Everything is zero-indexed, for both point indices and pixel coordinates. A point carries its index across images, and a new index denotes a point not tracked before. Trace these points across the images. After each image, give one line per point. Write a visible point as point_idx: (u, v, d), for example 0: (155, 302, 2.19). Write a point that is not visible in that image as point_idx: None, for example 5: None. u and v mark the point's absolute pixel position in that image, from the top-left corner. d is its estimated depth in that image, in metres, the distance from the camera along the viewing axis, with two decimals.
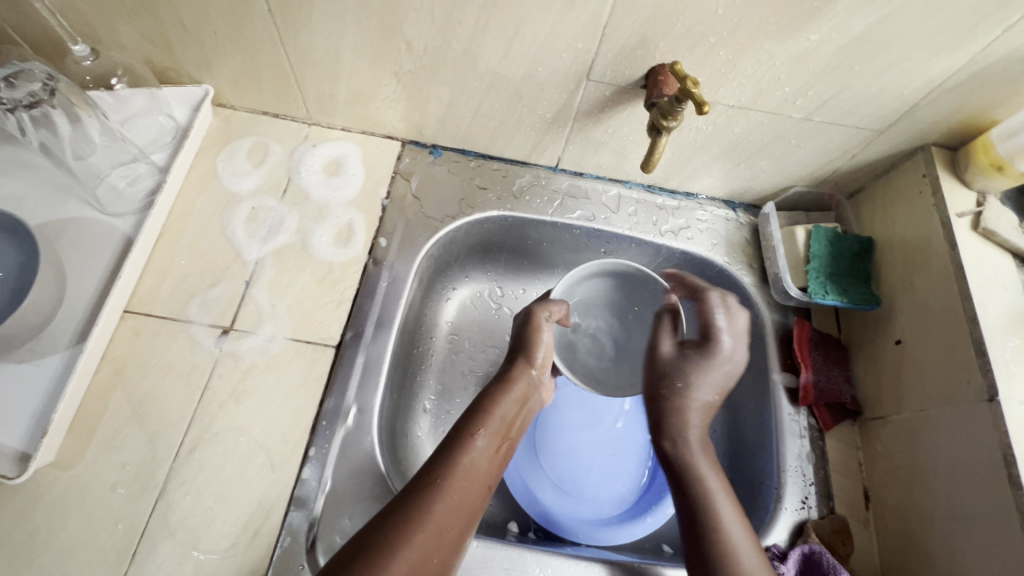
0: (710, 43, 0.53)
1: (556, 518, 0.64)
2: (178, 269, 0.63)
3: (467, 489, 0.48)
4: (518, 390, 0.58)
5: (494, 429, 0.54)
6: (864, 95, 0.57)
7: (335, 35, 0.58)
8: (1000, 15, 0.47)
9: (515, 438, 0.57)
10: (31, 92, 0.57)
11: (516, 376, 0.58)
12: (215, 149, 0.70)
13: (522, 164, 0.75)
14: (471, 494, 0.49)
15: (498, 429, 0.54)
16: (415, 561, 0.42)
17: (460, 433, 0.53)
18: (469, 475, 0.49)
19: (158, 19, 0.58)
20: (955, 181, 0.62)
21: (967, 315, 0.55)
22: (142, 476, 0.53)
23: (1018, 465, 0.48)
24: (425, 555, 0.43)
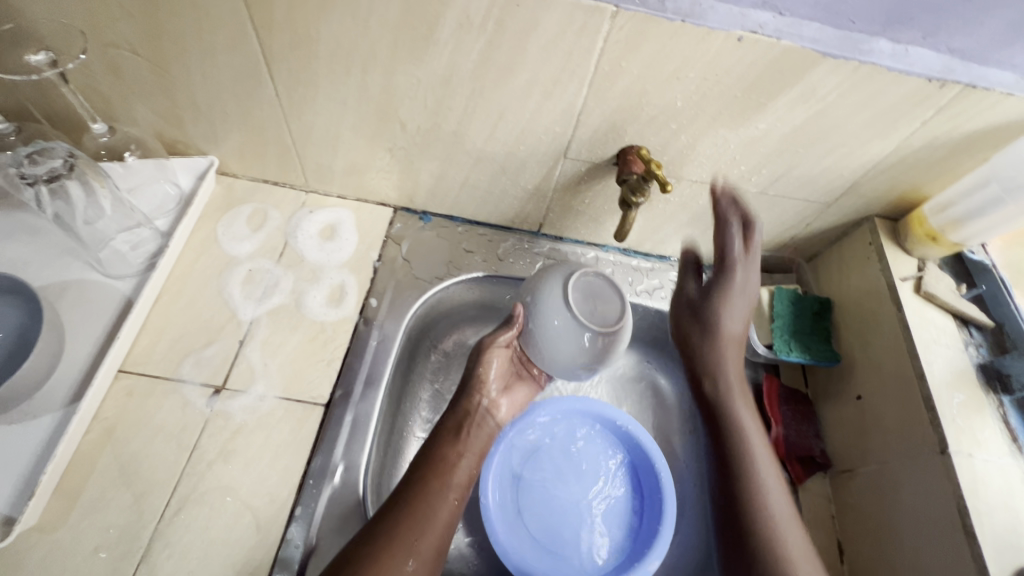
0: (671, 129, 0.60)
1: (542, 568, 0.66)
2: (174, 329, 0.65)
3: (441, 506, 0.59)
4: (471, 417, 0.67)
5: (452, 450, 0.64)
6: (810, 173, 0.63)
7: (335, 116, 0.64)
8: (916, 112, 0.54)
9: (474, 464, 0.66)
10: (52, 168, 0.60)
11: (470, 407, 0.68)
12: (216, 214, 0.74)
13: (507, 229, 0.81)
14: (436, 523, 0.58)
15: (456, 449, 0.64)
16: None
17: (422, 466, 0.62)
18: (432, 513, 0.58)
19: (172, 99, 0.64)
20: (898, 249, 0.69)
21: (916, 371, 0.60)
22: (125, 539, 0.53)
23: (971, 516, 0.51)
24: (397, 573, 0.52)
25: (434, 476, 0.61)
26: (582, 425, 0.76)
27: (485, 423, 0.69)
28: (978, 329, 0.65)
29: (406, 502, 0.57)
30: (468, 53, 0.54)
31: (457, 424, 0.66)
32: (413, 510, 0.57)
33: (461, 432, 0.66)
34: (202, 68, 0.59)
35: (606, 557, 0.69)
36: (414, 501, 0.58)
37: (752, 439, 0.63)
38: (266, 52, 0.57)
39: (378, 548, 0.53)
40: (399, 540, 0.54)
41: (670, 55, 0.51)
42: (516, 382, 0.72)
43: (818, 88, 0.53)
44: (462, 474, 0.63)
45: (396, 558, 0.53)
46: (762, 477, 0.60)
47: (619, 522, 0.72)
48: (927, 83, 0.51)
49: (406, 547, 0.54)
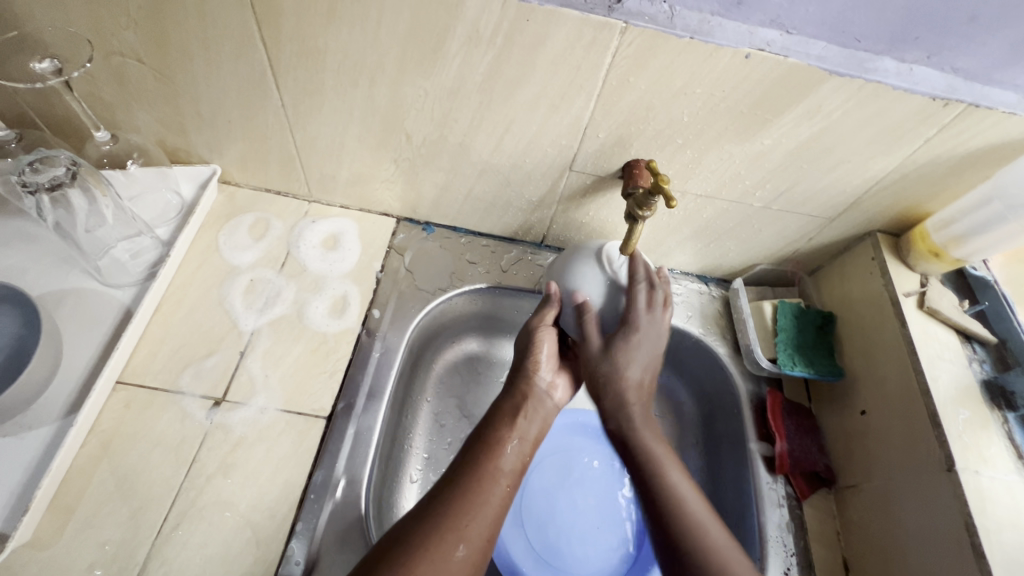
0: (677, 144, 0.60)
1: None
2: (172, 340, 0.64)
3: (494, 489, 0.52)
4: (529, 400, 0.61)
5: (511, 429, 0.57)
6: (814, 189, 0.64)
7: (341, 127, 0.64)
8: (919, 130, 0.55)
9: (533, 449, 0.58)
10: (53, 176, 0.59)
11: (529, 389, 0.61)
12: (217, 223, 0.74)
13: (510, 240, 0.80)
14: (491, 509, 0.50)
15: (513, 427, 0.57)
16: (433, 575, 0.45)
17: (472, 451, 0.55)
18: (485, 498, 0.51)
19: (176, 107, 0.63)
20: (900, 264, 0.69)
21: (921, 387, 0.60)
22: (120, 555, 0.52)
23: (980, 534, 0.51)
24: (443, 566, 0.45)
25: (487, 456, 0.54)
26: (585, 434, 0.77)
27: (546, 404, 0.62)
28: (981, 344, 0.65)
29: (455, 487, 0.51)
30: (477, 66, 0.54)
31: (512, 404, 0.60)
32: (463, 494, 0.50)
33: (518, 416, 0.59)
34: (209, 77, 0.59)
35: (610, 566, 0.69)
36: (463, 484, 0.51)
37: (682, 488, 0.54)
38: (273, 62, 0.57)
39: (424, 534, 0.47)
40: (450, 526, 0.48)
41: (677, 71, 0.52)
42: (567, 364, 0.67)
43: (823, 105, 0.53)
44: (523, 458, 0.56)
45: (445, 544, 0.46)
46: (693, 515, 0.52)
47: (622, 531, 0.71)
48: (932, 102, 0.51)
49: (457, 530, 0.48)
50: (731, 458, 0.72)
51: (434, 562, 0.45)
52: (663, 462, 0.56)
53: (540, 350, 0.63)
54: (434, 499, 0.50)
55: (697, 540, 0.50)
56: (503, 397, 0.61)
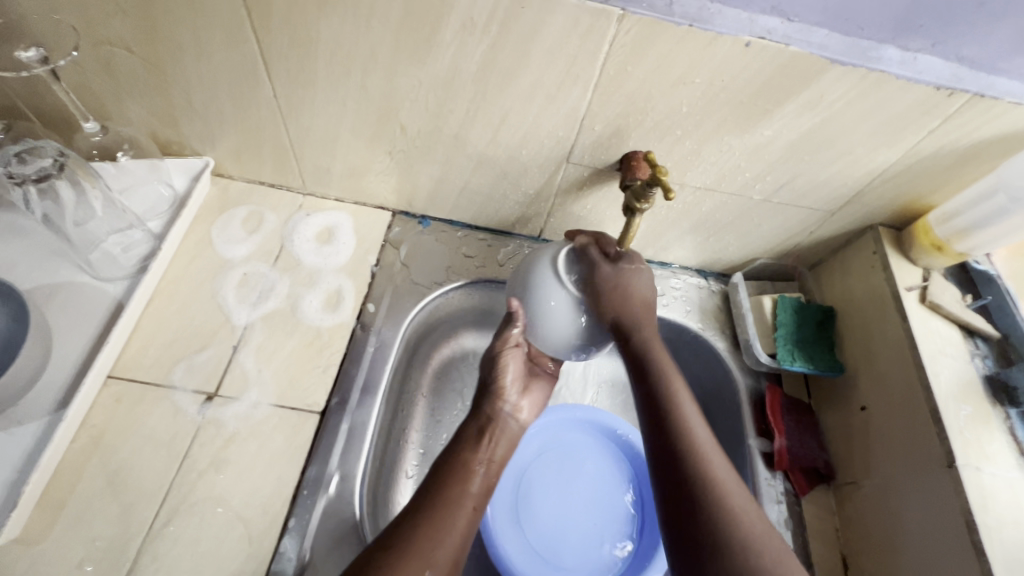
0: (676, 135, 0.59)
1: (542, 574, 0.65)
2: (164, 335, 0.64)
3: (460, 513, 0.53)
4: (495, 425, 0.62)
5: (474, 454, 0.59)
6: (815, 182, 0.63)
7: (334, 118, 0.63)
8: (923, 121, 0.54)
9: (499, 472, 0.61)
10: (41, 167, 0.58)
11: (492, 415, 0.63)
12: (210, 217, 0.73)
13: (507, 233, 0.79)
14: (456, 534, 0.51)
15: (477, 451, 0.59)
16: None
17: (440, 473, 0.56)
18: (449, 524, 0.51)
19: (167, 99, 0.62)
20: (902, 258, 0.68)
21: (922, 383, 0.59)
22: (111, 551, 0.51)
23: (980, 532, 0.50)
24: None
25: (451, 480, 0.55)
26: (580, 431, 0.76)
27: (509, 426, 0.63)
28: (983, 340, 0.64)
29: (420, 511, 0.51)
30: (471, 55, 0.53)
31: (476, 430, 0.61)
32: (430, 519, 0.51)
33: (483, 440, 0.60)
34: (199, 68, 0.58)
35: (609, 560, 0.68)
36: (428, 508, 0.52)
37: (701, 439, 0.52)
38: (263, 51, 0.56)
39: (390, 557, 0.47)
40: (416, 552, 0.48)
41: (676, 60, 0.50)
42: (533, 380, 0.67)
43: (825, 95, 0.52)
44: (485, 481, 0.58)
45: (411, 569, 0.47)
46: (714, 469, 0.50)
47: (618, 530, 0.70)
48: (936, 92, 0.50)
49: (422, 554, 0.48)
50: (729, 454, 0.72)
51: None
52: (687, 416, 0.53)
53: (502, 375, 0.63)
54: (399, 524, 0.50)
55: (712, 492, 0.48)
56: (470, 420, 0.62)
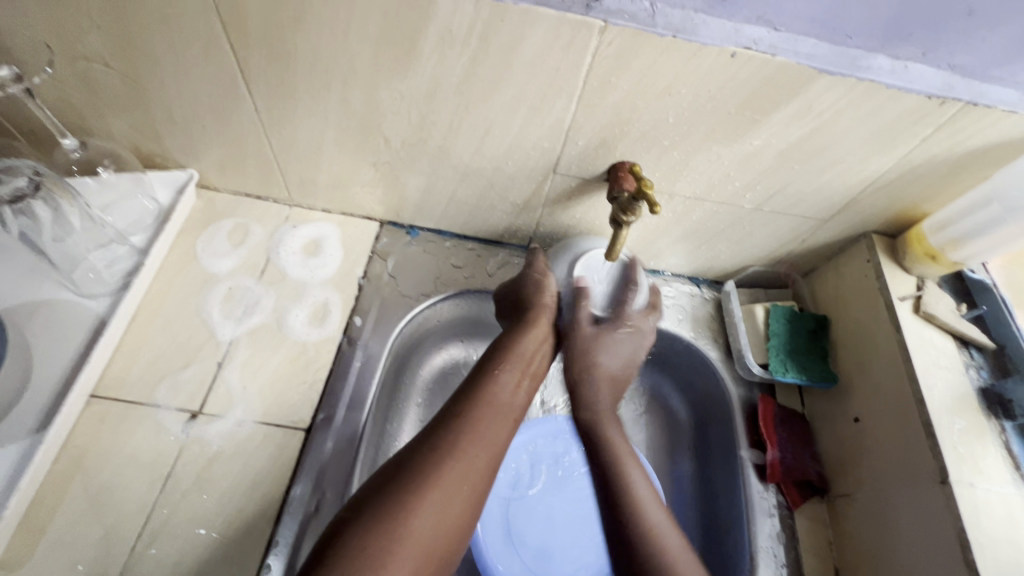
0: (664, 145, 0.58)
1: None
2: (147, 352, 0.63)
3: (496, 404, 0.56)
4: (540, 332, 0.64)
5: (517, 368, 0.60)
6: (806, 190, 0.62)
7: (317, 130, 0.62)
8: (914, 129, 0.53)
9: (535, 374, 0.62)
10: (16, 188, 0.58)
11: (538, 321, 0.64)
12: (195, 230, 0.72)
13: (496, 243, 0.78)
14: (496, 440, 0.54)
15: (519, 366, 0.60)
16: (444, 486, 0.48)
17: (484, 368, 0.59)
18: (483, 430, 0.53)
19: (147, 113, 0.61)
20: (896, 266, 0.67)
21: (916, 396, 0.58)
22: (93, 573, 0.51)
23: (974, 552, 0.49)
24: (455, 480, 0.49)
25: (487, 387, 0.57)
26: (579, 445, 0.74)
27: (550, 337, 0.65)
28: (979, 350, 0.63)
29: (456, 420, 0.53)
30: (452, 68, 0.52)
31: (521, 346, 0.62)
32: (470, 423, 0.53)
33: (522, 350, 0.62)
34: (178, 82, 0.57)
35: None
36: (466, 414, 0.54)
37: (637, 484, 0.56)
38: (242, 65, 0.55)
39: (432, 458, 0.49)
40: (457, 452, 0.50)
41: (661, 71, 0.49)
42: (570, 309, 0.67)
43: (813, 105, 0.51)
44: (522, 392, 0.59)
45: (452, 471, 0.49)
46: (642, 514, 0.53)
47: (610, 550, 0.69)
48: (927, 101, 0.49)
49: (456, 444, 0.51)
50: (722, 465, 0.71)
51: (442, 487, 0.48)
52: (625, 460, 0.58)
53: (547, 296, 0.66)
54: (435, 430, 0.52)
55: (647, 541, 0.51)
56: (513, 327, 0.64)
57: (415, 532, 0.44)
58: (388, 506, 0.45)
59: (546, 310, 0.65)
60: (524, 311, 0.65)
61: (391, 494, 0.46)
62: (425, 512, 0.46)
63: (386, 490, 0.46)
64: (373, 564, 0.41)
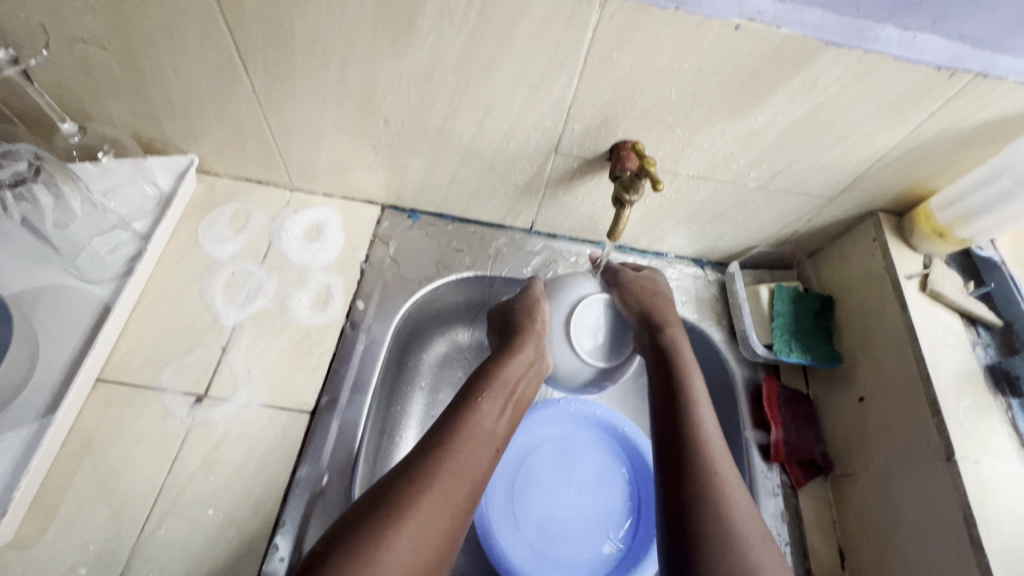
0: (667, 123, 0.57)
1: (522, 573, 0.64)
2: (152, 337, 0.63)
3: (476, 436, 0.54)
4: (527, 356, 0.62)
5: (501, 395, 0.58)
6: (812, 167, 0.61)
7: (316, 112, 0.62)
8: (923, 103, 0.51)
9: (521, 402, 0.61)
10: (16, 171, 0.60)
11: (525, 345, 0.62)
12: (197, 216, 0.72)
13: (498, 226, 0.78)
14: (475, 473, 0.52)
15: (504, 393, 0.59)
16: (421, 529, 0.46)
17: (467, 395, 0.57)
18: (463, 460, 0.52)
19: (146, 97, 0.61)
20: (902, 244, 0.66)
21: (921, 374, 0.57)
22: (104, 554, 0.52)
23: (979, 527, 0.49)
24: (432, 522, 0.47)
25: (469, 417, 0.55)
26: (581, 425, 0.75)
27: (538, 363, 0.63)
28: (986, 328, 0.63)
29: (435, 451, 0.51)
30: (451, 45, 0.51)
31: (506, 370, 0.60)
32: (451, 453, 0.51)
33: (509, 376, 0.60)
34: (175, 64, 0.57)
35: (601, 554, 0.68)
36: (449, 443, 0.52)
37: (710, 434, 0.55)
38: (239, 45, 0.54)
39: (412, 490, 0.48)
40: (435, 486, 0.49)
41: (664, 45, 0.48)
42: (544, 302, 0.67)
43: (820, 78, 0.50)
44: (505, 420, 0.58)
45: (428, 506, 0.47)
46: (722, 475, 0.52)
47: (607, 535, 0.70)
48: (936, 73, 0.48)
49: (436, 478, 0.49)
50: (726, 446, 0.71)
51: (416, 522, 0.46)
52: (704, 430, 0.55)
53: (535, 322, 0.64)
54: (414, 460, 0.51)
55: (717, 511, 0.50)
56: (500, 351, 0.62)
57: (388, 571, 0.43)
58: (365, 541, 0.44)
59: (535, 335, 0.63)
60: (512, 335, 0.64)
61: (364, 531, 0.44)
62: (396, 550, 0.44)
63: (359, 525, 0.45)
64: None
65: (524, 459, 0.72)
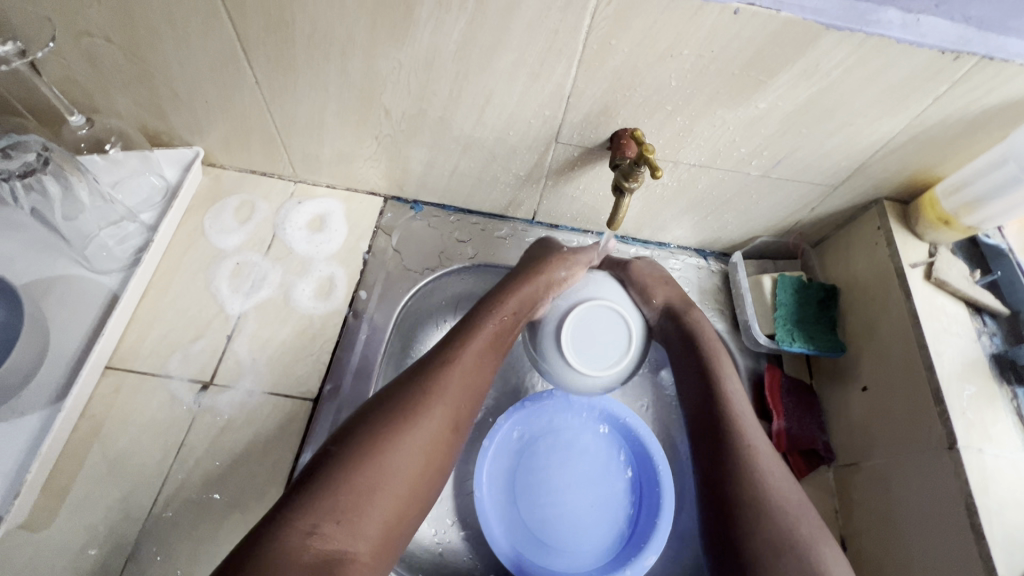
0: (667, 111, 0.57)
1: (526, 564, 0.64)
2: (159, 326, 0.64)
3: (474, 355, 0.56)
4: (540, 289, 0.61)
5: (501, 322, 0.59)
6: (815, 155, 0.60)
7: (318, 103, 0.62)
8: (927, 87, 0.51)
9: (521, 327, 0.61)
10: (26, 163, 0.59)
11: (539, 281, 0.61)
12: (202, 207, 0.73)
13: (500, 217, 0.78)
14: (468, 387, 0.54)
15: (505, 320, 0.59)
16: (415, 445, 0.49)
17: (470, 320, 0.58)
18: (458, 377, 0.54)
19: (151, 87, 0.62)
20: (908, 233, 0.65)
21: (925, 362, 0.57)
22: (113, 536, 0.53)
23: (980, 515, 0.49)
24: (424, 441, 0.49)
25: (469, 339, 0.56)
26: (581, 415, 0.74)
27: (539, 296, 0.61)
28: (992, 317, 0.62)
29: (433, 371, 0.53)
30: (450, 34, 0.51)
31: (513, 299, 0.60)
32: (448, 373, 0.53)
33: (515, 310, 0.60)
34: (180, 57, 0.57)
35: (602, 542, 0.69)
36: (446, 363, 0.54)
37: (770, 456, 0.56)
38: (241, 37, 0.55)
39: (406, 409, 0.50)
40: (430, 397, 0.51)
41: (663, 31, 0.48)
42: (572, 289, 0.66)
43: (821, 63, 0.49)
44: (502, 343, 0.59)
45: (423, 416, 0.50)
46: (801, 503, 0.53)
47: (611, 526, 0.70)
48: (940, 56, 0.47)
49: (429, 400, 0.51)
50: None
51: (413, 430, 0.49)
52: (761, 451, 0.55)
53: (555, 267, 0.63)
54: (411, 376, 0.53)
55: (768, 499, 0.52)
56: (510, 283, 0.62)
57: (390, 470, 0.47)
58: (357, 451, 0.47)
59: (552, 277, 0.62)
60: (525, 271, 0.63)
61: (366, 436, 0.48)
62: (393, 454, 0.47)
63: (364, 429, 0.48)
64: (334, 503, 0.44)
65: (525, 447, 0.72)
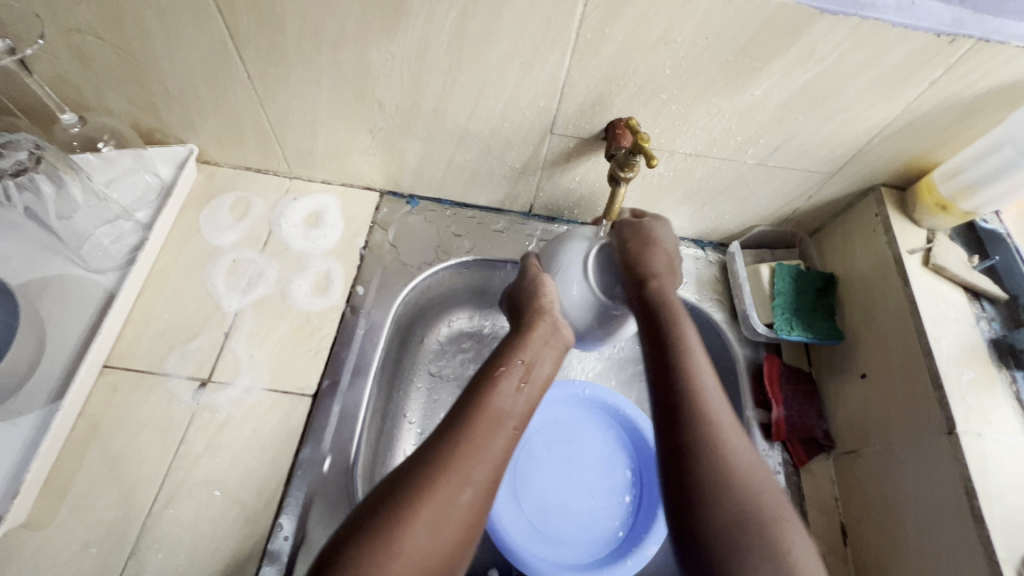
0: (662, 99, 0.56)
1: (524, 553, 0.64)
2: (156, 324, 0.64)
3: (496, 415, 0.53)
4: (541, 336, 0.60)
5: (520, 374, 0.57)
6: (811, 142, 0.60)
7: (311, 97, 0.62)
8: (922, 71, 0.50)
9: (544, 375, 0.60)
10: (17, 162, 0.58)
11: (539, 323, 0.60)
12: (198, 205, 0.72)
13: (497, 210, 0.78)
14: (494, 453, 0.51)
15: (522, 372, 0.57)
16: (435, 521, 0.45)
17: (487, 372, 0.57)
18: (481, 446, 0.50)
19: (142, 84, 0.61)
20: (905, 219, 0.65)
21: (923, 349, 0.57)
22: (113, 534, 0.53)
23: (980, 499, 0.49)
24: (442, 523, 0.45)
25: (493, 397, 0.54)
26: (581, 408, 0.75)
27: (557, 339, 0.61)
28: (990, 302, 0.62)
29: (452, 434, 0.50)
30: (441, 25, 0.51)
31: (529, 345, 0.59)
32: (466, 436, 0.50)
33: (528, 358, 0.59)
34: (170, 53, 0.57)
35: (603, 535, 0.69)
36: (466, 425, 0.51)
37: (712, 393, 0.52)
38: (232, 31, 0.54)
39: (425, 484, 0.46)
40: (456, 467, 0.48)
41: (655, 19, 0.48)
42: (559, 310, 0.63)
43: (816, 49, 0.49)
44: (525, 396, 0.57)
45: (450, 486, 0.47)
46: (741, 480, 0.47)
47: (609, 523, 0.69)
48: (936, 39, 0.47)
49: (455, 475, 0.47)
50: None
51: (438, 504, 0.46)
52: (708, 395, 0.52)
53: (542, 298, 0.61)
54: (427, 450, 0.49)
55: (716, 446, 0.49)
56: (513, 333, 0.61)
57: (410, 551, 0.43)
58: (375, 537, 0.43)
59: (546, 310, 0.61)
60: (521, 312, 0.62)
61: (389, 510, 0.45)
62: (416, 533, 0.44)
63: (376, 516, 0.44)
64: None
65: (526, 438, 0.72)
